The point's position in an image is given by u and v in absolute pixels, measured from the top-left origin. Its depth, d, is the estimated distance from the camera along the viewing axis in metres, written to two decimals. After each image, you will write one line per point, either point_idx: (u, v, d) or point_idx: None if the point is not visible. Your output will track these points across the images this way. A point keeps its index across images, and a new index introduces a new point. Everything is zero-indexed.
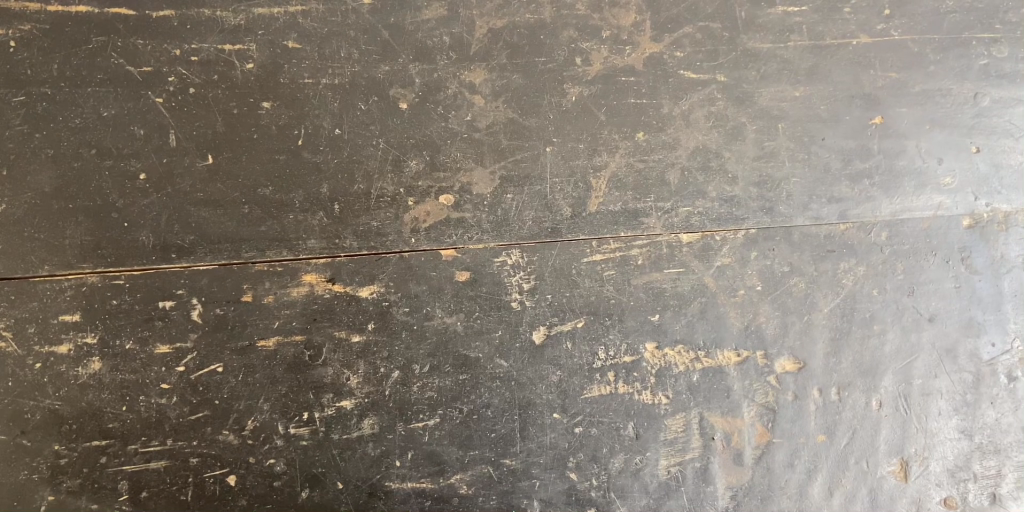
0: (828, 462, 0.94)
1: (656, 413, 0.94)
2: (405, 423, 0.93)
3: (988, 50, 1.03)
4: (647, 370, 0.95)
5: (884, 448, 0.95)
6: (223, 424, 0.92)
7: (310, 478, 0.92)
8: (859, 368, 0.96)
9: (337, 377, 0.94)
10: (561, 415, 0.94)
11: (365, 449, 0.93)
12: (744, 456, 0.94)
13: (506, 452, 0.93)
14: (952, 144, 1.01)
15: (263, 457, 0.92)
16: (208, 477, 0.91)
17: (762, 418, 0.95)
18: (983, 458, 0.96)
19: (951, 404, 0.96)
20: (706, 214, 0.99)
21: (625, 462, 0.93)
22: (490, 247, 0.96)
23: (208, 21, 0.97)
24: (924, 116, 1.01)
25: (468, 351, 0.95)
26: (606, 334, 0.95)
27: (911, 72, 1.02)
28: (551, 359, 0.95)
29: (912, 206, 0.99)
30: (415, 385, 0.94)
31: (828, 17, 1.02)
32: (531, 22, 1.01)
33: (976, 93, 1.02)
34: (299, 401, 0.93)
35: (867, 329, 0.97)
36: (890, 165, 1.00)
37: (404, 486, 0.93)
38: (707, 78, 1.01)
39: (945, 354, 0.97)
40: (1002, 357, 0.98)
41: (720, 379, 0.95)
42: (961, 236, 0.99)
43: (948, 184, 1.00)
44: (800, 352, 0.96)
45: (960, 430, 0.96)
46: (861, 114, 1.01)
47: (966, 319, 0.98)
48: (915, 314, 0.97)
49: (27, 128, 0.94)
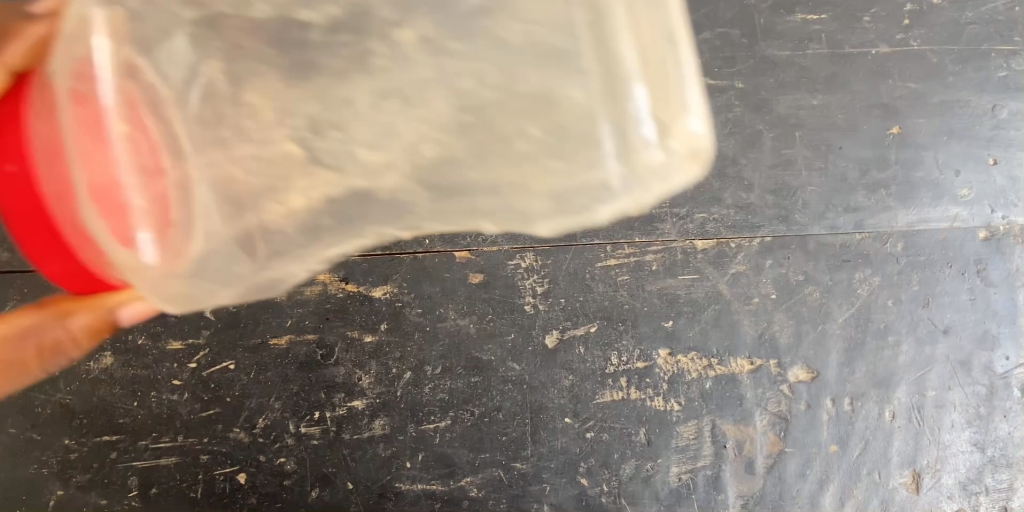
0: (839, 473, 0.95)
1: (668, 419, 0.94)
2: (417, 424, 0.93)
3: (1007, 62, 1.02)
4: (660, 377, 0.94)
5: (896, 460, 0.95)
6: (234, 421, 0.92)
7: (320, 478, 0.92)
8: (873, 379, 0.96)
9: (349, 377, 0.93)
10: (572, 419, 0.94)
11: (375, 450, 0.92)
12: (755, 465, 0.94)
13: (517, 455, 0.93)
14: (969, 156, 1.01)
15: (273, 455, 0.92)
16: (218, 475, 0.91)
17: (774, 427, 0.94)
18: (994, 472, 0.96)
19: (964, 416, 0.96)
20: (722, 220, 0.98)
21: (637, 468, 0.93)
22: (505, 250, 0.95)
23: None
24: (942, 127, 1.01)
25: (481, 354, 0.94)
26: (619, 340, 0.95)
27: (930, 83, 1.01)
28: (564, 363, 0.94)
29: (928, 217, 0.99)
30: (426, 386, 0.94)
31: (848, 26, 1.02)
32: None
33: (994, 106, 1.02)
34: (311, 400, 0.92)
35: (881, 340, 0.96)
36: (907, 176, 1.00)
37: (415, 488, 0.92)
38: (726, 84, 1.00)
39: (958, 367, 0.97)
40: (1016, 371, 0.97)
41: (733, 387, 0.95)
42: (978, 248, 0.98)
43: (965, 195, 1.00)
44: (814, 361, 0.96)
45: (973, 443, 0.96)
46: (879, 124, 1.00)
47: (981, 332, 0.97)
48: (929, 326, 0.97)
49: None
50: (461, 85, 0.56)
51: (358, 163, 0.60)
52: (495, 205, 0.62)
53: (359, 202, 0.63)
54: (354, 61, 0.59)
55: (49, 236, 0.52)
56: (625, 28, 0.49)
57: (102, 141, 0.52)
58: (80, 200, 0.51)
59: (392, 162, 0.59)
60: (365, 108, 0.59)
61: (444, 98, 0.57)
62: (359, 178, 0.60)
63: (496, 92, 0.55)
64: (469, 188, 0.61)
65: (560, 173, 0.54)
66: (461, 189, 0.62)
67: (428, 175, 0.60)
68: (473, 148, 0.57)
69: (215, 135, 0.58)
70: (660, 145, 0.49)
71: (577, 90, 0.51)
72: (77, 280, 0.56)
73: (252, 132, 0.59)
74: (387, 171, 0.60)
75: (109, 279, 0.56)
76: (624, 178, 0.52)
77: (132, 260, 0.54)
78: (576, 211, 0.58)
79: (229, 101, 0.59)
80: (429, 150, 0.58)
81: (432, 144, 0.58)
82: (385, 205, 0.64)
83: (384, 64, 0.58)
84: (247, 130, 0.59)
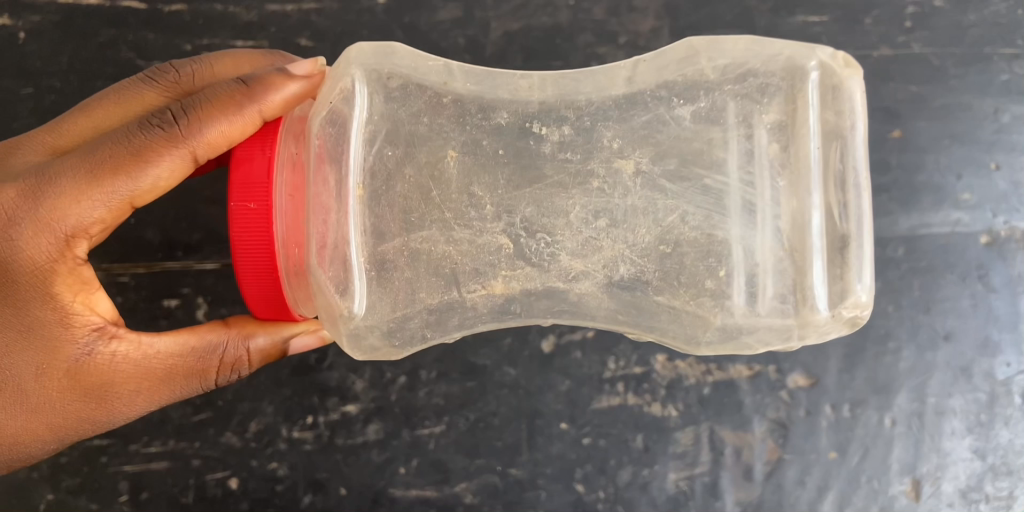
0: (839, 481, 0.94)
1: (666, 425, 0.93)
2: (411, 430, 0.92)
3: (1009, 65, 1.01)
4: (658, 382, 0.93)
5: (895, 467, 0.94)
6: (227, 425, 0.90)
7: (313, 483, 0.91)
8: (873, 385, 0.95)
9: (343, 381, 0.91)
10: (569, 425, 0.92)
11: (369, 456, 0.91)
12: (754, 472, 0.93)
13: (513, 461, 0.92)
14: (971, 160, 0.99)
15: (266, 460, 0.90)
16: (210, 479, 0.90)
17: (773, 434, 0.93)
18: (995, 480, 0.94)
19: (965, 423, 0.95)
20: None
21: (634, 475, 0.93)
22: None
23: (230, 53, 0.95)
24: (943, 131, 1.00)
25: (476, 359, 0.92)
26: (616, 345, 0.93)
27: (932, 86, 1.00)
28: (561, 368, 0.92)
29: (929, 222, 0.98)
30: (421, 391, 0.92)
31: (850, 27, 1.01)
32: (548, 25, 0.99)
33: (997, 110, 1.00)
34: (304, 404, 0.91)
35: (882, 346, 0.95)
36: (909, 180, 0.99)
37: (409, 494, 0.91)
38: None
39: (959, 373, 0.95)
40: (1018, 377, 0.95)
41: (731, 393, 0.93)
42: (979, 253, 0.97)
43: (966, 200, 0.98)
44: (814, 367, 0.94)
45: (973, 451, 0.95)
46: (880, 127, 0.99)
47: (982, 338, 0.96)
48: (930, 331, 0.96)
49: (35, 120, 0.94)
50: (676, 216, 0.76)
51: (559, 267, 0.76)
52: (628, 315, 0.78)
53: (546, 298, 0.77)
54: (577, 183, 0.77)
55: (279, 270, 0.62)
56: (805, 196, 0.72)
57: (336, 206, 0.69)
58: (310, 250, 0.65)
59: (589, 274, 0.76)
60: (575, 222, 0.76)
61: (649, 228, 0.76)
62: (547, 279, 0.76)
63: (694, 235, 0.76)
64: (651, 305, 0.77)
65: (696, 291, 0.76)
66: (613, 301, 0.77)
67: (605, 297, 0.77)
68: (649, 267, 0.76)
69: (416, 220, 0.75)
70: (824, 309, 0.71)
71: (752, 239, 0.75)
72: (264, 309, 0.65)
73: (455, 221, 0.75)
74: (579, 280, 0.76)
75: (293, 317, 0.67)
76: (760, 310, 0.74)
77: (332, 312, 0.70)
78: (734, 345, 0.75)
79: (436, 195, 0.75)
80: (626, 269, 0.76)
81: (628, 264, 0.76)
82: (546, 296, 0.77)
83: (599, 185, 0.77)
84: (466, 218, 0.76)
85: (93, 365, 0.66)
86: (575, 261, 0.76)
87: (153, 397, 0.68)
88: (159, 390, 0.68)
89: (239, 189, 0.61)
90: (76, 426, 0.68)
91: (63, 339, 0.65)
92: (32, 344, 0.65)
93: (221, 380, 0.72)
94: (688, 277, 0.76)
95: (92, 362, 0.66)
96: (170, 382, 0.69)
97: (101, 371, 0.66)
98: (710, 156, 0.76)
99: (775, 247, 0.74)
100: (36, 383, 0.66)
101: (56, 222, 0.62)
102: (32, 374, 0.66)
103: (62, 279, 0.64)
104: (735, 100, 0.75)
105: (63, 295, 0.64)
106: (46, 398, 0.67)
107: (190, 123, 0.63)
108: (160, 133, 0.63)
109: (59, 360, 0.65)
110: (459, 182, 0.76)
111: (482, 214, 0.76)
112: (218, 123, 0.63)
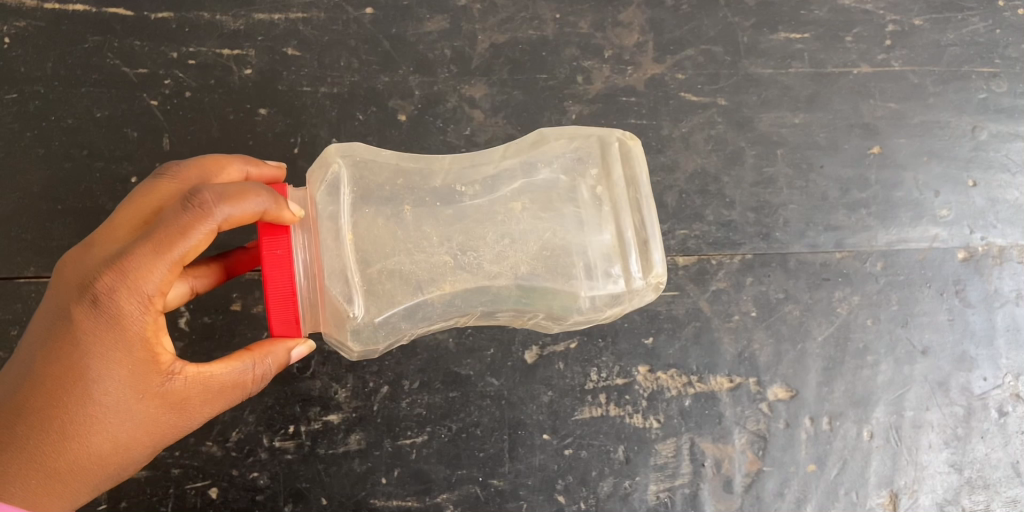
0: (818, 493, 0.94)
1: (647, 436, 0.93)
2: (392, 440, 0.91)
3: (986, 84, 1.04)
4: (639, 393, 0.94)
5: (873, 479, 0.94)
6: (207, 435, 0.90)
7: (294, 494, 0.90)
8: (852, 398, 0.95)
9: (325, 391, 0.92)
10: (550, 436, 0.93)
11: (350, 465, 0.91)
12: (733, 484, 0.93)
13: (494, 472, 0.92)
14: (949, 178, 1.01)
15: (246, 470, 0.90)
16: (189, 489, 0.89)
17: (753, 445, 0.94)
18: (971, 493, 0.94)
19: (942, 437, 0.95)
20: (703, 237, 0.97)
21: (615, 486, 0.92)
22: (455, 353, 0.93)
23: (211, 79, 0.96)
24: (920, 148, 1.02)
25: (459, 369, 0.93)
26: (599, 356, 0.94)
27: (910, 104, 1.03)
28: (543, 379, 0.93)
29: (908, 237, 0.99)
30: (403, 401, 0.92)
31: (830, 45, 1.05)
32: (535, 39, 1.01)
33: (974, 127, 1.03)
34: (286, 414, 0.91)
35: (861, 359, 0.96)
36: (887, 196, 1.00)
37: (390, 504, 0.90)
38: (708, 101, 1.01)
39: (936, 387, 0.96)
40: (994, 392, 0.97)
41: (712, 405, 0.94)
42: (956, 268, 0.99)
43: (943, 216, 1.00)
44: (793, 380, 0.95)
45: (950, 464, 0.95)
46: (859, 143, 1.02)
47: (958, 353, 0.97)
48: (908, 346, 0.97)
49: (18, 127, 0.93)
50: (550, 235, 0.75)
51: (478, 263, 0.73)
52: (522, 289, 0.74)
53: (473, 290, 0.74)
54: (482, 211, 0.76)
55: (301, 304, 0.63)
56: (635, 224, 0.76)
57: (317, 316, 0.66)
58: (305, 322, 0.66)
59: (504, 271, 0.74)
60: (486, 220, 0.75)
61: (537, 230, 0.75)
62: (466, 276, 0.73)
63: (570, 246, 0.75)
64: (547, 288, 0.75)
65: (573, 273, 0.75)
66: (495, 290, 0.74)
67: (498, 279, 0.74)
68: (535, 259, 0.74)
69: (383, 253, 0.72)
70: (661, 254, 0.74)
71: (594, 242, 0.75)
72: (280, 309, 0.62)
73: (411, 249, 0.73)
74: (494, 270, 0.74)
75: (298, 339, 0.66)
76: (598, 278, 0.75)
77: (332, 264, 0.68)
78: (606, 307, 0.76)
79: (398, 233, 0.73)
80: (527, 263, 0.74)
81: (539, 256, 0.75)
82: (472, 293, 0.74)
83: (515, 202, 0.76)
84: (416, 245, 0.73)
85: (162, 398, 0.63)
86: (478, 248, 0.73)
87: (207, 408, 0.65)
88: (208, 395, 0.65)
89: (266, 228, 0.63)
90: (139, 450, 0.64)
91: (146, 379, 0.61)
92: (106, 399, 0.60)
93: (260, 374, 0.67)
94: (560, 264, 0.75)
95: (154, 391, 0.62)
96: (215, 385, 0.65)
97: (171, 397, 0.63)
98: (579, 169, 0.78)
99: (609, 247, 0.75)
100: (110, 435, 0.61)
101: (142, 288, 0.59)
102: (96, 425, 0.61)
103: (147, 327, 0.60)
104: (570, 156, 0.79)
105: (154, 344, 0.61)
106: (110, 441, 0.62)
107: (221, 206, 0.60)
108: (186, 201, 0.60)
109: (132, 405, 0.61)
110: (405, 233, 0.73)
111: (425, 237, 0.73)
112: (245, 199, 0.61)
